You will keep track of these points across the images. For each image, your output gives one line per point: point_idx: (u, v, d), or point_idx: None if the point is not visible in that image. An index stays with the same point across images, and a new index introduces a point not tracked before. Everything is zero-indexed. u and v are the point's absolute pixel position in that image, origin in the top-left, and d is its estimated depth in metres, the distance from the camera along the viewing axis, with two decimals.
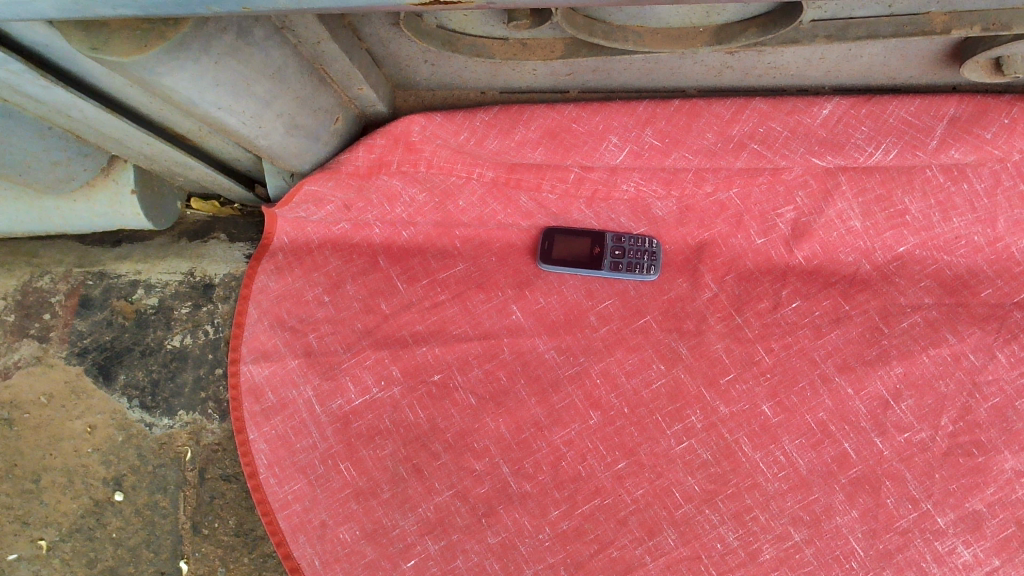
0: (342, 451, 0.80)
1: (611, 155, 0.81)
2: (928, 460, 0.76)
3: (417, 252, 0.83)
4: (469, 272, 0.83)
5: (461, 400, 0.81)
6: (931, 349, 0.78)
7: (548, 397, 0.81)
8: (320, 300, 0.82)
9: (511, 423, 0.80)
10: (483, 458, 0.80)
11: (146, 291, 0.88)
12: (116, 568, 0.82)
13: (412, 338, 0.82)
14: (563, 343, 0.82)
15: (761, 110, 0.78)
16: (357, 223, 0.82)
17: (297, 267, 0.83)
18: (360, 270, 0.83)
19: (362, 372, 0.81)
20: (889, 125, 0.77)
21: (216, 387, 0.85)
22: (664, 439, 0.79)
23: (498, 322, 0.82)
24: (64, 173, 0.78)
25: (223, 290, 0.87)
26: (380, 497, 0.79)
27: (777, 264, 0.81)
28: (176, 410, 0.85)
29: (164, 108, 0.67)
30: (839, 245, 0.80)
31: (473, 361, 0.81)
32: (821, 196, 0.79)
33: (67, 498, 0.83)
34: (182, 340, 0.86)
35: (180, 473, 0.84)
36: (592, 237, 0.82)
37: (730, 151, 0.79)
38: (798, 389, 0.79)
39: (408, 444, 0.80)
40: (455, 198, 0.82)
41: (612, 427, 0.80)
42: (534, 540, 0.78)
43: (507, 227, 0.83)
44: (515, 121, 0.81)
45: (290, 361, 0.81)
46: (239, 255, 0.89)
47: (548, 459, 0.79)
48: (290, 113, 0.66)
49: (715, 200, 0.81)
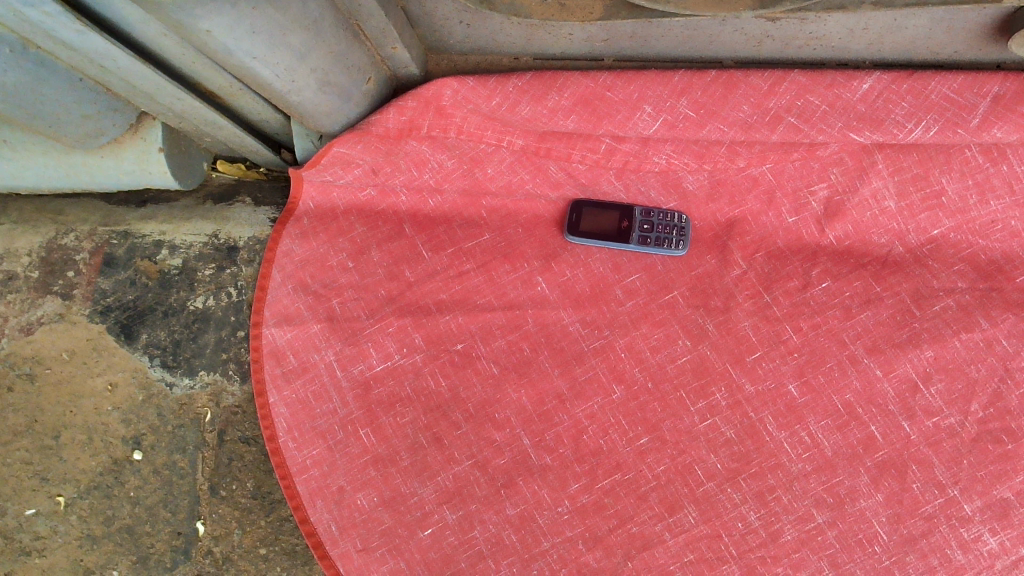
0: (363, 417, 0.80)
1: (643, 125, 0.79)
2: (957, 446, 0.75)
3: (442, 221, 0.82)
4: (495, 242, 0.82)
5: (483, 369, 0.80)
6: (963, 333, 0.76)
7: (572, 369, 0.80)
8: (344, 266, 0.82)
9: (534, 395, 0.80)
10: (504, 429, 0.79)
11: (170, 251, 0.88)
12: (133, 527, 0.82)
13: (436, 306, 0.81)
14: (588, 316, 0.81)
15: (799, 83, 0.76)
16: (383, 189, 0.82)
17: (322, 232, 0.83)
18: (385, 236, 0.83)
19: (384, 339, 0.81)
20: (931, 101, 0.75)
21: (238, 349, 0.84)
22: (688, 416, 0.78)
23: (523, 293, 0.82)
24: (93, 128, 0.77)
25: (247, 253, 0.87)
26: (399, 465, 0.79)
27: (809, 243, 0.79)
28: (196, 370, 0.84)
29: (197, 63, 0.67)
30: (872, 226, 0.78)
31: (496, 331, 0.81)
32: (857, 174, 0.78)
33: (86, 455, 0.83)
34: (205, 301, 0.86)
35: (199, 434, 0.83)
36: (620, 211, 0.81)
37: (766, 124, 0.77)
38: (825, 370, 0.77)
39: (428, 412, 0.80)
40: (484, 165, 0.81)
41: (636, 402, 0.79)
42: (553, 512, 0.78)
43: (535, 197, 0.82)
44: (549, 87, 0.78)
45: (313, 326, 0.81)
46: (264, 219, 0.89)
47: (569, 432, 0.79)
48: (324, 68, 0.65)
49: (747, 175, 0.79)
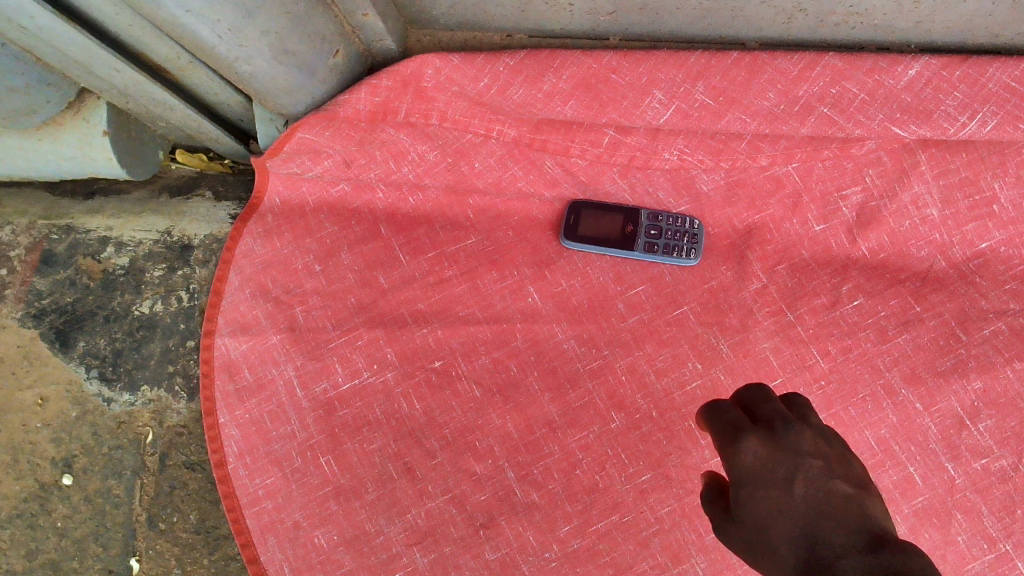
0: (324, 443, 0.70)
1: (653, 114, 0.67)
2: (1008, 493, 0.66)
3: (423, 222, 0.73)
4: (482, 245, 0.72)
5: (463, 391, 0.70)
6: (1016, 363, 0.67)
7: (565, 394, 0.70)
8: (310, 269, 0.72)
9: (520, 421, 0.70)
10: (485, 460, 0.69)
11: (116, 249, 0.77)
12: (59, 563, 0.72)
13: (412, 318, 0.71)
14: (585, 333, 0.71)
15: (835, 67, 0.64)
16: (358, 184, 0.72)
17: (287, 231, 0.73)
18: (357, 238, 0.73)
19: (352, 354, 0.71)
20: (988, 91, 0.63)
21: (186, 361, 0.74)
22: (698, 450, 0.68)
23: (510, 304, 0.71)
24: (22, 104, 0.67)
25: (202, 253, 0.77)
26: (364, 499, 0.69)
27: (837, 256, 0.69)
28: (138, 385, 0.74)
29: (131, 25, 0.57)
30: (909, 236, 0.68)
31: (480, 347, 0.71)
32: (895, 176, 0.68)
33: (9, 479, 0.73)
34: (152, 306, 0.76)
35: (138, 458, 0.73)
36: (624, 214, 0.71)
37: (795, 115, 0.65)
38: (857, 402, 0.68)
39: (399, 438, 0.70)
40: (470, 158, 0.71)
41: (637, 433, 0.69)
42: (539, 559, 0.68)
43: (527, 196, 0.72)
44: (545, 68, 0.66)
45: (271, 337, 0.71)
46: (223, 216, 0.79)
47: (560, 466, 0.69)
48: (280, 33, 0.55)
49: (770, 175, 0.69)
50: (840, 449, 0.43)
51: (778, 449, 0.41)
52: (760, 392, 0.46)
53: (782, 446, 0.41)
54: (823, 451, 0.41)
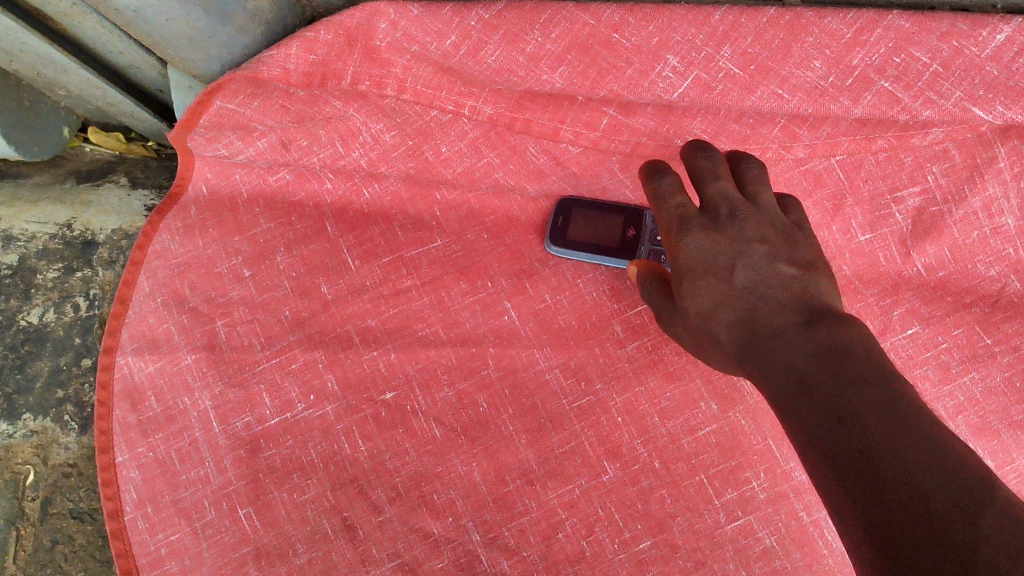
0: (245, 491, 0.56)
1: (664, 87, 0.53)
2: None
3: (379, 219, 0.59)
4: (448, 249, 0.59)
5: (420, 430, 0.56)
6: None
7: (546, 437, 0.56)
8: (237, 274, 0.58)
9: (490, 469, 0.55)
10: (444, 518, 0.55)
11: (3, 244, 0.63)
12: None
13: (359, 337, 0.57)
14: (573, 361, 0.57)
15: (903, 29, 0.51)
16: (300, 170, 0.59)
17: (212, 225, 0.59)
18: (298, 236, 0.59)
19: (283, 380, 0.57)
20: None
21: (81, 384, 0.61)
22: (710, 513, 0.54)
23: (482, 323, 0.58)
24: None
25: (108, 252, 0.63)
26: (291, 563, 0.55)
27: (886, 274, 0.55)
28: (18, 413, 0.60)
29: None
30: (976, 251, 0.55)
31: (443, 375, 0.57)
32: (965, 174, 0.55)
33: None
34: (42, 315, 0.62)
35: (14, 504, 0.59)
36: (625, 216, 0.58)
37: (847, 89, 0.52)
38: None
39: (338, 488, 0.55)
40: (435, 141, 0.58)
41: (636, 488, 0.55)
42: None
43: (507, 192, 0.59)
44: (531, 23, 0.52)
45: (184, 357, 0.57)
46: (138, 207, 0.66)
47: (538, 527, 0.54)
48: None
49: (808, 170, 0.56)
50: (786, 224, 0.45)
51: (720, 230, 0.43)
52: (710, 170, 0.46)
53: (723, 228, 0.43)
54: (767, 237, 0.43)
